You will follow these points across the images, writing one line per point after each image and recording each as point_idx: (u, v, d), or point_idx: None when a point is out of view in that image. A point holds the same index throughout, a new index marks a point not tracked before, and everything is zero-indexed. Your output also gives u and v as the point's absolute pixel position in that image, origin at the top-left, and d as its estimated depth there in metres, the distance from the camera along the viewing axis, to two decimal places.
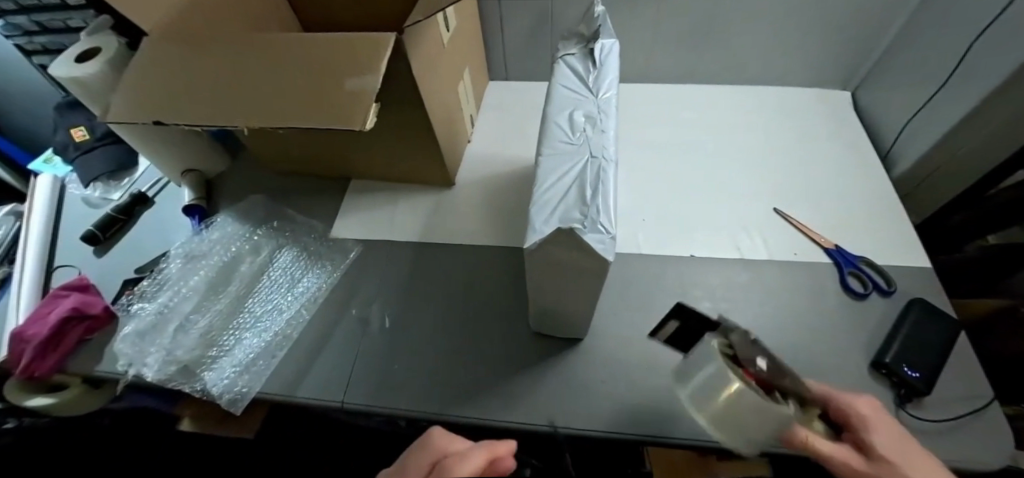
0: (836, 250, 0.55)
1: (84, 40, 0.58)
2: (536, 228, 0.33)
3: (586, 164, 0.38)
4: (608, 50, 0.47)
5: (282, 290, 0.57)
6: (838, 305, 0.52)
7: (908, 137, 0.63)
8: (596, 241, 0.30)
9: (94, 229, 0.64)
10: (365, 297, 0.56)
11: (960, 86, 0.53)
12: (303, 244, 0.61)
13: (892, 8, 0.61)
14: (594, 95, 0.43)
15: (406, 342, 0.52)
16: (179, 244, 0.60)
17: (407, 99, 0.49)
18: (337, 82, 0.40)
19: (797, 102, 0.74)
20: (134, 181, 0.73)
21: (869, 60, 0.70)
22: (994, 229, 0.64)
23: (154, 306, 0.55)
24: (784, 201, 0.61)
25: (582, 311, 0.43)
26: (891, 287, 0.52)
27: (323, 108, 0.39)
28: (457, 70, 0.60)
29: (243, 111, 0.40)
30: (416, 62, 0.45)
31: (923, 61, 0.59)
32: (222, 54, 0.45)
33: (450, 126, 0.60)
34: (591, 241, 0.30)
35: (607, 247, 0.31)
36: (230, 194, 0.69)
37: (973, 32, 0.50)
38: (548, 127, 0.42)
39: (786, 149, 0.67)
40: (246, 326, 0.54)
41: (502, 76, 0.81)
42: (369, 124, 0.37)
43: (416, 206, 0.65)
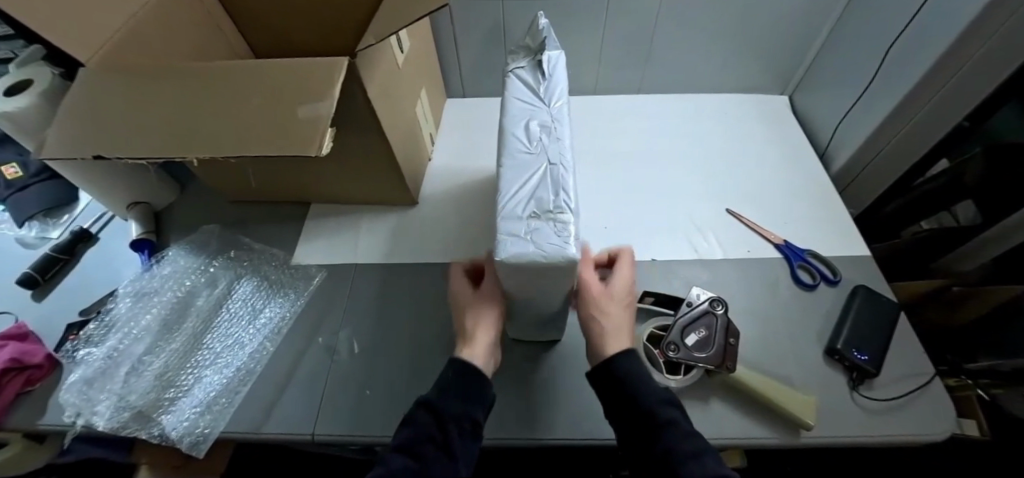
0: (784, 244, 0.58)
1: (13, 71, 0.54)
2: (505, 241, 0.34)
3: (545, 172, 0.39)
4: (555, 62, 0.48)
5: (243, 324, 0.54)
6: (791, 297, 0.55)
7: (842, 135, 0.68)
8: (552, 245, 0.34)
9: (31, 271, 0.59)
10: (333, 323, 0.55)
11: (885, 85, 0.58)
12: (264, 273, 0.60)
13: (819, 17, 0.67)
14: (547, 104, 0.45)
15: (377, 365, 0.51)
16: (126, 283, 0.56)
17: (363, 120, 0.49)
18: (291, 107, 0.39)
19: (742, 107, 0.79)
20: (74, 218, 0.69)
21: (802, 65, 0.75)
22: (922, 214, 0.70)
23: (101, 350, 0.51)
24: (734, 201, 0.64)
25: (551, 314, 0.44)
26: (836, 276, 0.56)
27: (276, 135, 0.38)
28: (414, 89, 0.61)
29: (191, 142, 0.39)
30: (371, 85, 0.46)
31: (850, 64, 0.65)
32: (167, 83, 0.43)
33: (410, 144, 0.60)
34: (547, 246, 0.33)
35: (573, 254, 0.33)
36: (182, 226, 0.66)
37: (894, 34, 0.56)
38: (506, 138, 0.43)
39: (733, 152, 0.71)
40: (206, 363, 0.51)
41: (459, 93, 0.82)
42: (325, 149, 0.37)
43: (380, 227, 0.64)
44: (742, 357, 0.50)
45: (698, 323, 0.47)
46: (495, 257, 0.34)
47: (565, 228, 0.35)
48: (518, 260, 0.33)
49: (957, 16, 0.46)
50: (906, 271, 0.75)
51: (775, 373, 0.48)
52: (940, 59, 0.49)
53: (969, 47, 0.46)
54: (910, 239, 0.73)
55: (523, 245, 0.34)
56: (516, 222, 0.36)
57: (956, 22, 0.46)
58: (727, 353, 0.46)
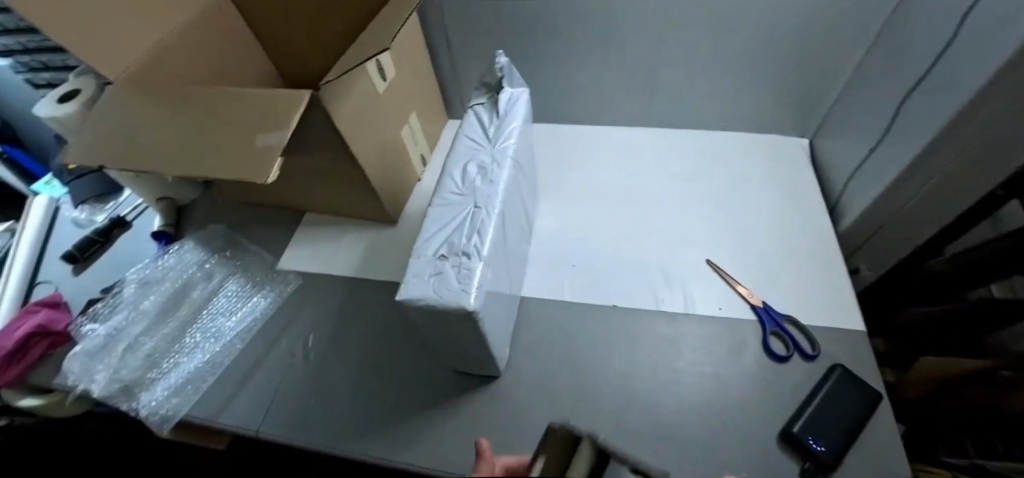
0: (763, 308, 0.53)
1: (71, 79, 0.64)
2: (410, 282, 0.35)
3: (466, 215, 0.39)
4: (514, 100, 0.48)
5: (222, 318, 0.60)
6: (756, 365, 0.50)
7: (854, 190, 0.61)
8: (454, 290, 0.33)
9: (73, 249, 0.69)
10: (298, 328, 0.59)
11: (897, 145, 0.52)
12: (251, 273, 0.65)
13: (839, 60, 0.61)
14: (492, 145, 0.44)
15: (326, 376, 0.54)
16: (136, 270, 0.63)
17: (334, 145, 0.52)
18: (254, 135, 0.43)
19: (752, 147, 0.73)
20: (118, 204, 0.79)
21: (823, 108, 0.68)
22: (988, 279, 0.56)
23: (105, 327, 0.59)
24: (718, 251, 0.60)
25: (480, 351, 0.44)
26: (814, 350, 0.50)
27: (236, 160, 0.42)
28: (400, 114, 0.63)
29: (170, 160, 0.44)
30: (340, 115, 0.49)
31: (867, 114, 0.58)
32: (169, 105, 0.49)
33: (391, 166, 0.63)
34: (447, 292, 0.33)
35: (467, 302, 0.32)
36: (197, 221, 0.74)
37: (908, 90, 0.49)
38: (443, 178, 0.43)
39: (730, 197, 0.66)
40: (185, 350, 0.57)
41: (463, 114, 0.84)
42: (270, 177, 0.40)
43: (360, 241, 0.67)
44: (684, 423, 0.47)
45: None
46: (397, 297, 0.34)
47: (469, 274, 0.34)
48: (416, 303, 0.33)
49: (961, 82, 0.40)
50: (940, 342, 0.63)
51: (718, 447, 0.45)
52: (944, 126, 0.43)
53: (975, 118, 0.40)
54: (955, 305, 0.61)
55: (424, 288, 0.34)
56: (427, 262, 0.36)
57: (960, 88, 0.40)
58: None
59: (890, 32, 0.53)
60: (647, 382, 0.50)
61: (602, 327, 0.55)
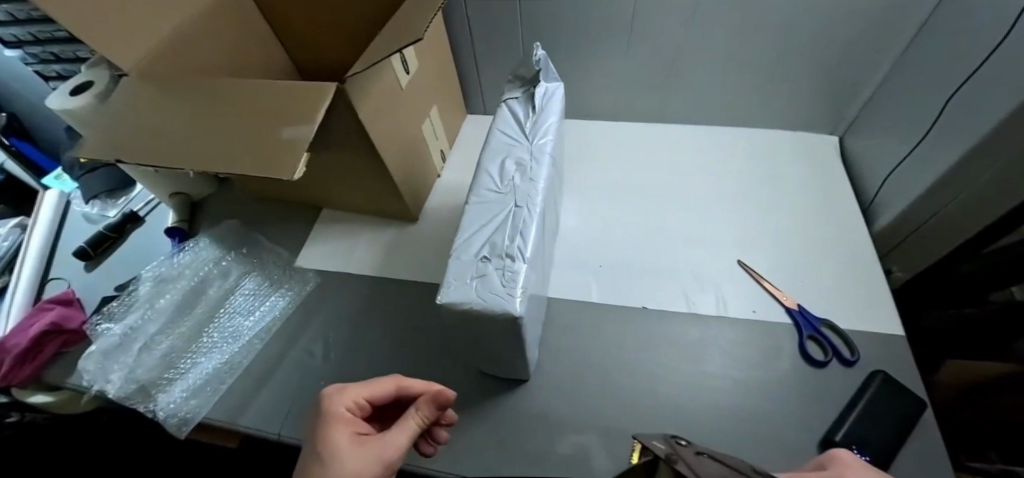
0: (798, 311, 0.52)
1: (82, 72, 0.62)
2: (450, 284, 0.33)
3: (507, 215, 0.37)
4: (549, 95, 0.46)
5: (240, 318, 0.59)
6: (793, 371, 0.49)
7: (889, 191, 0.59)
8: (499, 296, 0.32)
9: (85, 245, 0.68)
10: (317, 329, 0.57)
11: (938, 145, 0.50)
12: (267, 271, 0.64)
13: (875, 56, 0.58)
14: (529, 141, 0.43)
15: (347, 378, 0.53)
16: (151, 268, 0.62)
17: (357, 139, 0.50)
18: (277, 130, 0.42)
19: (780, 145, 0.71)
20: (130, 200, 0.77)
21: (855, 105, 0.66)
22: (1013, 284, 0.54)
23: (120, 326, 0.57)
24: (748, 252, 0.59)
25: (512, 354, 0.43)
26: (853, 356, 0.48)
27: (259, 156, 0.40)
28: (421, 109, 0.62)
29: (190, 155, 0.42)
30: (365, 109, 0.47)
31: (906, 113, 0.56)
32: (186, 98, 0.47)
33: (412, 163, 0.61)
34: (491, 297, 0.32)
35: (512, 308, 0.31)
36: (211, 218, 0.72)
37: (952, 89, 0.47)
38: (479, 174, 0.41)
39: (759, 197, 0.64)
40: (203, 350, 0.56)
41: (481, 110, 0.82)
42: (296, 174, 0.38)
43: (379, 240, 0.66)
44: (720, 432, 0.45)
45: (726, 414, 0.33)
46: (438, 299, 0.33)
47: (514, 278, 0.33)
48: (459, 307, 0.32)
49: (1017, 79, 0.38)
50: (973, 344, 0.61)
51: (756, 456, 0.43)
52: (996, 124, 0.41)
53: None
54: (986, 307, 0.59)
55: (466, 291, 0.33)
56: (469, 263, 0.34)
57: (1016, 86, 0.38)
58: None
59: (932, 27, 0.51)
60: (680, 387, 0.48)
61: (631, 331, 0.53)
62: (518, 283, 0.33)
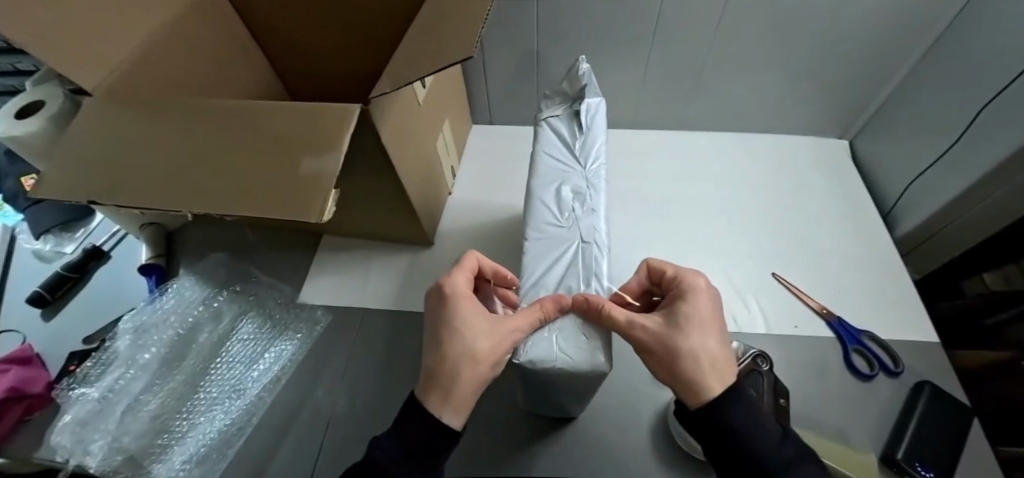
0: (839, 323, 0.51)
1: (28, 89, 0.53)
2: (525, 340, 0.29)
3: (574, 252, 0.34)
4: (594, 112, 0.42)
5: (242, 368, 0.52)
6: (841, 387, 0.48)
7: (911, 195, 0.60)
8: (586, 347, 0.29)
9: (41, 289, 0.58)
10: (335, 375, 0.51)
11: (967, 152, 0.50)
12: (268, 311, 0.57)
13: (893, 62, 0.59)
14: (582, 166, 0.39)
15: (376, 429, 0.47)
16: (129, 316, 0.53)
17: (378, 164, 0.45)
18: (294, 162, 0.35)
19: (796, 150, 0.71)
20: (90, 232, 0.67)
21: (869, 109, 0.66)
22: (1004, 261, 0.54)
23: (98, 389, 0.49)
24: (783, 264, 0.58)
25: (573, 397, 0.39)
26: (898, 367, 0.49)
27: (276, 193, 0.34)
28: (436, 124, 0.56)
29: (185, 193, 0.36)
30: (388, 132, 0.42)
31: (926, 119, 0.57)
32: (171, 123, 0.40)
33: (429, 184, 0.56)
34: (579, 350, 0.29)
35: (602, 364, 0.28)
36: (192, 250, 0.63)
37: (984, 97, 0.48)
38: (533, 204, 0.37)
39: (784, 204, 0.64)
40: (202, 408, 0.49)
41: (486, 121, 0.77)
42: (326, 214, 0.33)
43: (392, 268, 0.60)
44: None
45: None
46: (514, 360, 0.29)
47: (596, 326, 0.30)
48: (541, 366, 0.28)
49: None
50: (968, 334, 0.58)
51: None
52: None
53: None
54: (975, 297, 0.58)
55: (548, 346, 0.29)
56: None
57: None
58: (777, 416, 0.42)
59: (957, 34, 0.51)
60: None
61: None
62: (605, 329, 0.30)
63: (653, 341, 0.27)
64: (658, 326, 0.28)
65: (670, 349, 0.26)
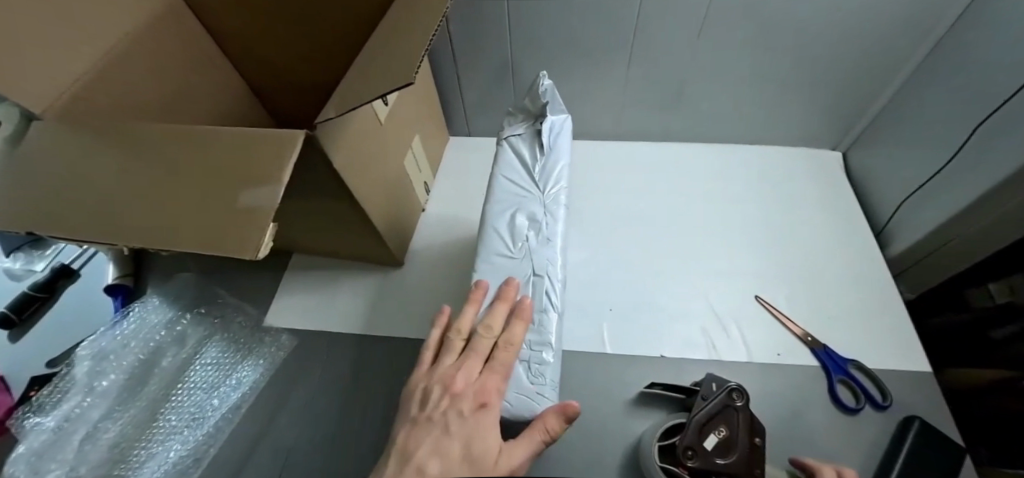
0: (824, 351, 0.49)
1: None
2: (465, 383, 0.28)
3: (524, 285, 0.32)
4: (558, 132, 0.40)
5: (203, 394, 0.50)
6: (825, 421, 0.46)
7: (904, 212, 0.57)
8: (530, 395, 0.27)
9: (7, 310, 0.57)
10: (295, 403, 0.50)
11: (966, 168, 0.47)
12: (232, 334, 0.55)
13: (888, 68, 0.55)
14: (540, 191, 0.37)
15: (335, 462, 0.46)
16: (89, 341, 0.52)
17: (334, 188, 0.43)
18: (233, 193, 0.34)
19: (786, 162, 0.68)
20: (60, 250, 0.66)
21: (861, 121, 0.63)
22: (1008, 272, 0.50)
23: (53, 418, 0.47)
24: (766, 286, 0.55)
25: None
26: (885, 400, 0.46)
27: (215, 227, 0.33)
28: (403, 141, 0.54)
29: (124, 225, 0.34)
30: (340, 154, 0.40)
31: (920, 133, 0.54)
32: (118, 150, 0.39)
33: (395, 204, 0.54)
34: (522, 399, 0.27)
35: (545, 413, 0.27)
36: (160, 269, 0.62)
37: (981, 111, 0.45)
38: (485, 232, 0.35)
39: (770, 220, 0.61)
40: (161, 437, 0.48)
41: (464, 132, 0.74)
42: (263, 251, 0.30)
43: (360, 288, 0.58)
44: None
45: (676, 421, 0.42)
46: (454, 404, 0.27)
47: (542, 371, 0.28)
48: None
49: None
50: (965, 349, 0.54)
51: None
52: None
53: None
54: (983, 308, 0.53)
55: None
56: (485, 355, 0.29)
57: None
58: (753, 458, 0.38)
59: (957, 39, 0.48)
60: None
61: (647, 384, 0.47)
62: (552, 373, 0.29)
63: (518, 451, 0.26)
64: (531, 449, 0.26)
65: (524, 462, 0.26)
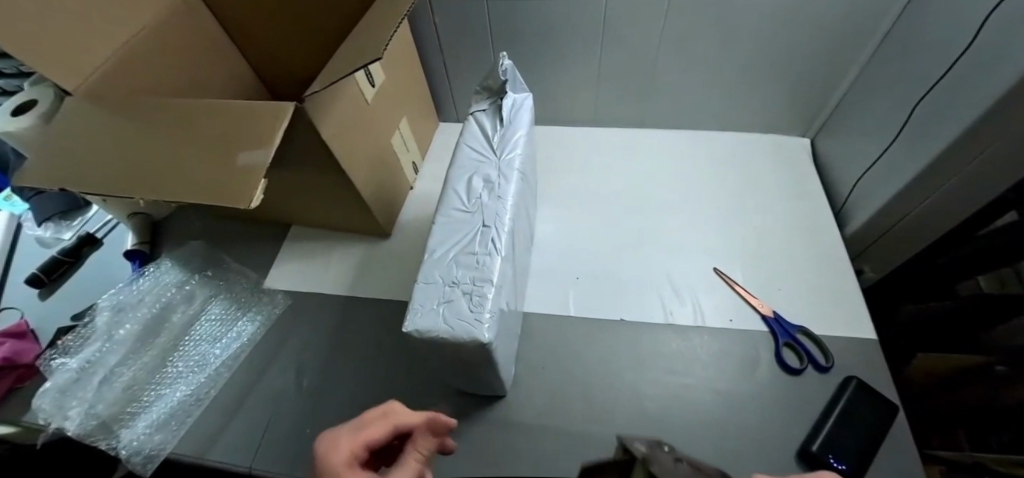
0: (774, 319, 0.52)
1: (27, 89, 0.58)
2: (416, 310, 0.32)
3: (474, 234, 0.36)
4: (518, 107, 0.45)
5: (206, 345, 0.56)
6: (770, 379, 0.49)
7: (860, 194, 0.60)
8: (469, 322, 0.31)
9: (38, 271, 0.64)
10: (287, 355, 0.55)
11: (908, 149, 0.50)
12: (234, 294, 0.61)
13: (846, 56, 0.58)
14: (496, 157, 0.41)
15: (321, 404, 0.51)
16: (109, 295, 0.58)
17: (322, 158, 0.48)
18: (232, 155, 0.39)
19: (755, 148, 0.71)
20: (86, 221, 0.73)
21: (825, 109, 0.67)
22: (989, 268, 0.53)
23: (76, 360, 0.53)
24: (725, 259, 0.59)
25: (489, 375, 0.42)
26: (828, 363, 0.49)
27: (215, 182, 0.38)
28: (389, 121, 0.59)
29: (139, 180, 0.40)
30: (327, 125, 0.45)
31: (874, 118, 0.57)
32: (138, 119, 0.45)
33: (382, 179, 0.59)
34: (460, 324, 0.31)
35: (481, 335, 0.31)
36: (173, 238, 0.68)
37: (920, 94, 0.48)
38: (446, 192, 0.40)
39: (735, 200, 0.64)
40: (168, 381, 0.53)
41: (454, 119, 0.80)
42: (255, 201, 0.36)
43: (351, 256, 0.63)
44: (689, 447, 0.45)
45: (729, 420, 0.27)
46: (404, 328, 0.32)
47: (482, 302, 0.33)
48: (426, 335, 0.31)
49: (982, 92, 0.39)
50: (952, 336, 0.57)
51: (738, 468, 0.43)
52: (956, 140, 0.42)
53: (985, 133, 0.39)
54: (969, 296, 0.55)
55: (434, 318, 0.32)
56: (435, 290, 0.33)
57: (976, 101, 0.40)
58: None
59: (905, 26, 0.51)
60: (666, 398, 0.48)
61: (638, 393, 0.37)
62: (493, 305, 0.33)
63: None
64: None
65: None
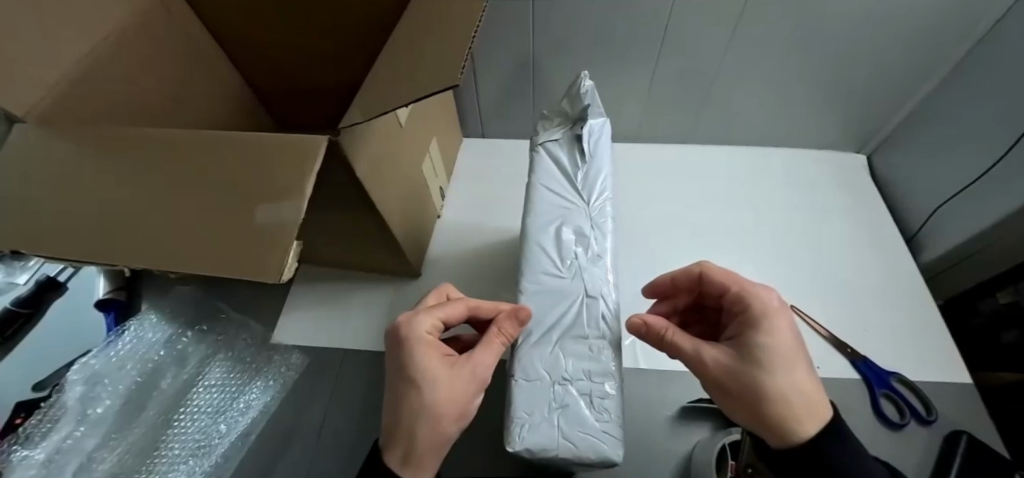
0: (864, 364, 0.47)
1: None
2: (521, 423, 0.25)
3: (578, 307, 0.29)
4: (597, 137, 0.37)
5: (207, 419, 0.47)
6: (869, 436, 0.44)
7: (935, 218, 0.56)
8: (597, 436, 0.24)
9: None
10: (309, 429, 0.47)
11: (1002, 178, 0.46)
12: (237, 353, 0.52)
13: (919, 73, 0.53)
14: (585, 202, 0.34)
15: None
16: (82, 362, 0.48)
17: (354, 200, 0.39)
18: (248, 206, 0.28)
19: (809, 166, 0.66)
20: None
21: (887, 124, 0.62)
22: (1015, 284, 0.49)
23: (42, 450, 0.42)
24: (800, 295, 0.53)
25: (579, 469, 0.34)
26: (931, 415, 0.44)
27: (222, 244, 0.27)
28: (419, 145, 0.51)
29: (107, 246, 0.28)
30: (362, 163, 0.36)
31: (951, 139, 0.52)
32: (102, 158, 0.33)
33: (414, 213, 0.51)
34: (587, 441, 0.24)
35: (614, 456, 0.24)
36: (155, 283, 0.57)
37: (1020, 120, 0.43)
38: (529, 250, 0.32)
39: (799, 227, 0.59)
40: (162, 469, 0.44)
41: (478, 134, 0.71)
42: (286, 273, 0.25)
43: (374, 301, 0.54)
44: None
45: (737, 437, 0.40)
46: (509, 448, 0.24)
47: (606, 406, 0.26)
48: (541, 455, 0.24)
49: None
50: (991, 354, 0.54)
51: None
52: None
53: None
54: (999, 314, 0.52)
55: (549, 431, 0.24)
56: (541, 389, 0.26)
57: None
58: None
59: (996, 41, 0.46)
60: None
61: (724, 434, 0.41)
62: (619, 408, 0.26)
63: (427, 431, 0.24)
64: (446, 371, 0.26)
65: (424, 375, 0.25)
